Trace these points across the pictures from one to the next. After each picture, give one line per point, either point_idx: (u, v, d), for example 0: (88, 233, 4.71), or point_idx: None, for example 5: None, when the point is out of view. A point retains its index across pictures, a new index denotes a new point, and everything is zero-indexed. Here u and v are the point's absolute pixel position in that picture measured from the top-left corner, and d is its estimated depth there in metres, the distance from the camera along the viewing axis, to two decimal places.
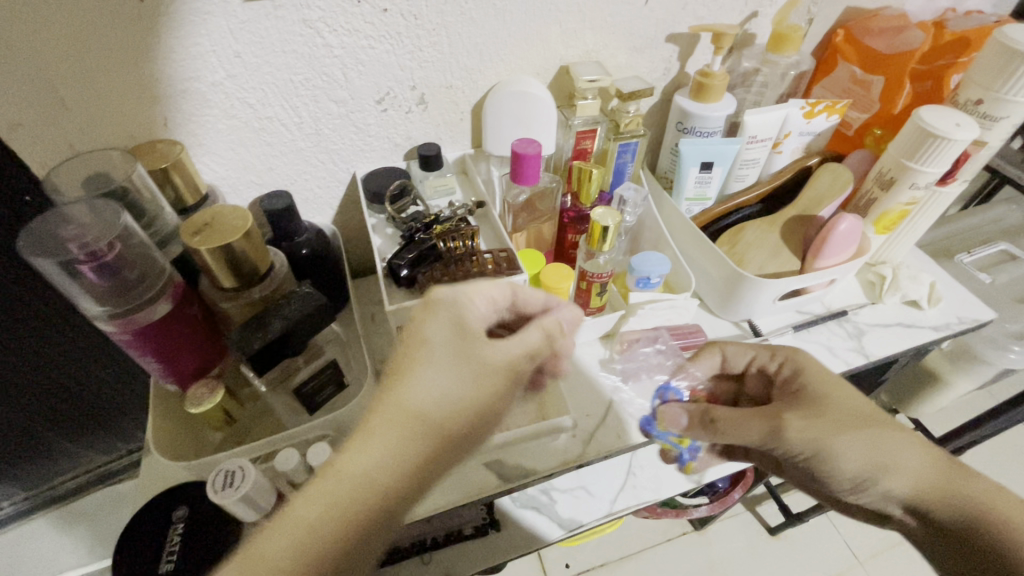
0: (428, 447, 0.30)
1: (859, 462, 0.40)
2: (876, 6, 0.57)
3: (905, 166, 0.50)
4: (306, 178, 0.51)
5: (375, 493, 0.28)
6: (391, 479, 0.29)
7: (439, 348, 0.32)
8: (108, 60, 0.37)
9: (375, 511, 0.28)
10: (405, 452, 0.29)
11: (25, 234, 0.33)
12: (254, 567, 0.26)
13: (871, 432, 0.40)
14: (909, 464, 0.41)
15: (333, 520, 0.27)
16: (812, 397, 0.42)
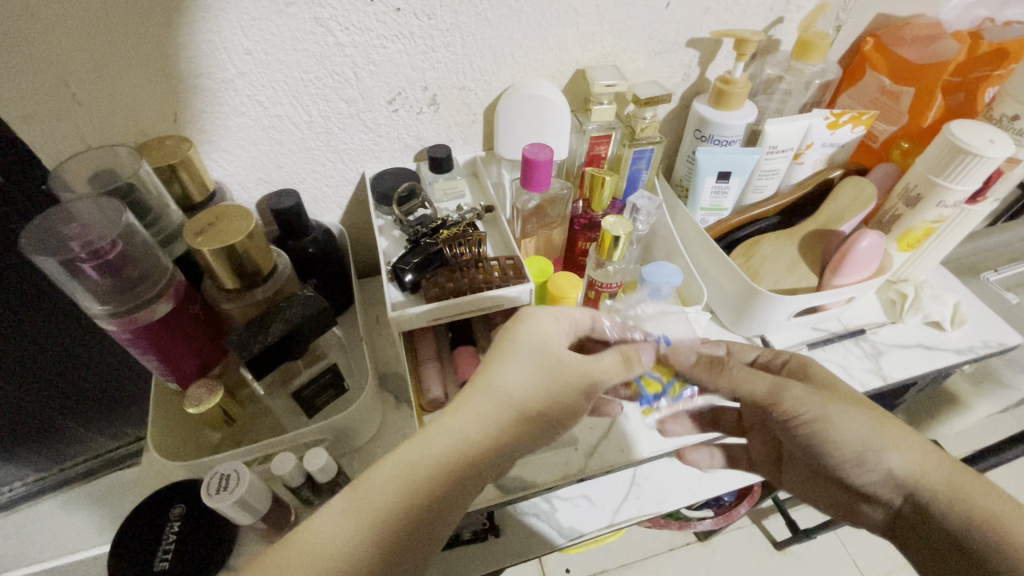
0: (502, 423, 0.33)
1: (862, 431, 0.38)
2: (908, 14, 0.54)
3: (933, 183, 0.48)
4: (314, 176, 0.50)
5: (465, 454, 0.31)
6: (481, 446, 0.32)
7: (524, 344, 0.35)
8: (121, 55, 0.37)
9: (465, 466, 0.31)
10: (486, 422, 0.32)
11: (28, 229, 0.32)
12: (357, 495, 0.29)
13: (874, 410, 0.38)
14: (911, 444, 0.38)
15: (426, 472, 0.30)
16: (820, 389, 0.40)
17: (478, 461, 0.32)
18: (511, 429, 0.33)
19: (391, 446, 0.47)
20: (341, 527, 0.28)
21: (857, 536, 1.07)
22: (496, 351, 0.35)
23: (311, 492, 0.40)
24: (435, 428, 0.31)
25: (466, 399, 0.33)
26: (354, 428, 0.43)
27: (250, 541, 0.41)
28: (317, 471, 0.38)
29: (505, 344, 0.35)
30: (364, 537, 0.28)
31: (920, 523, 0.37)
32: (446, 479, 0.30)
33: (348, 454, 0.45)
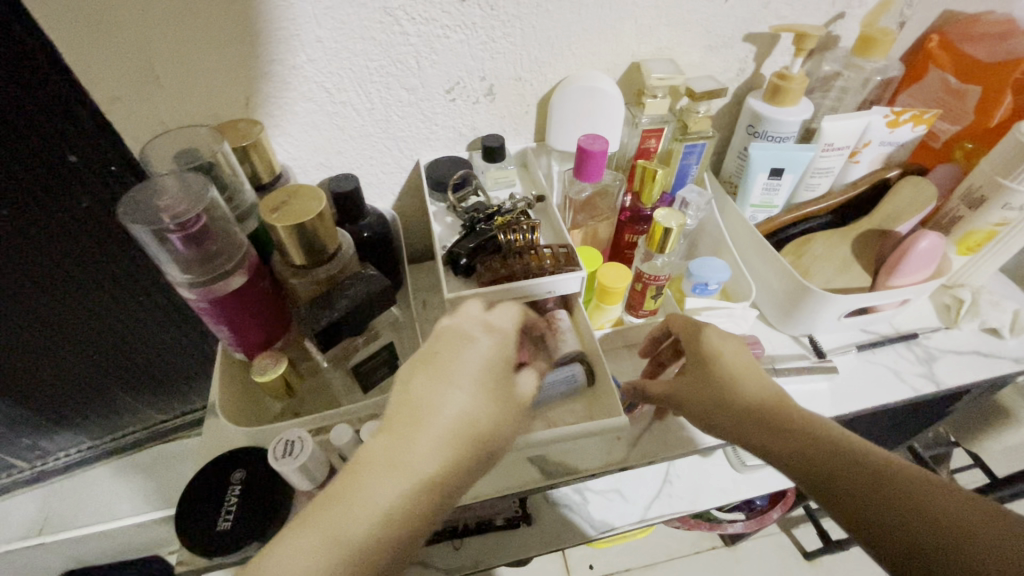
0: (454, 458, 0.30)
1: (701, 402, 0.39)
2: (979, 9, 0.52)
3: (998, 184, 0.47)
4: (371, 163, 0.52)
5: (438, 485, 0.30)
6: (454, 476, 0.31)
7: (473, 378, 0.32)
8: (203, 40, 0.39)
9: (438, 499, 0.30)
10: (443, 456, 0.30)
11: (124, 200, 0.35)
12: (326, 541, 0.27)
13: (717, 377, 0.39)
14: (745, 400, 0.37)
15: (396, 511, 0.29)
16: (718, 390, 0.38)
17: (448, 490, 0.30)
18: (466, 460, 0.31)
19: None
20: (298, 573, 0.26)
21: None
22: (439, 376, 0.32)
23: None
24: (385, 460, 0.29)
25: (411, 429, 0.30)
26: None
27: None
28: None
29: (456, 361, 0.33)
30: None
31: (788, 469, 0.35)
32: (405, 523, 0.28)
33: None
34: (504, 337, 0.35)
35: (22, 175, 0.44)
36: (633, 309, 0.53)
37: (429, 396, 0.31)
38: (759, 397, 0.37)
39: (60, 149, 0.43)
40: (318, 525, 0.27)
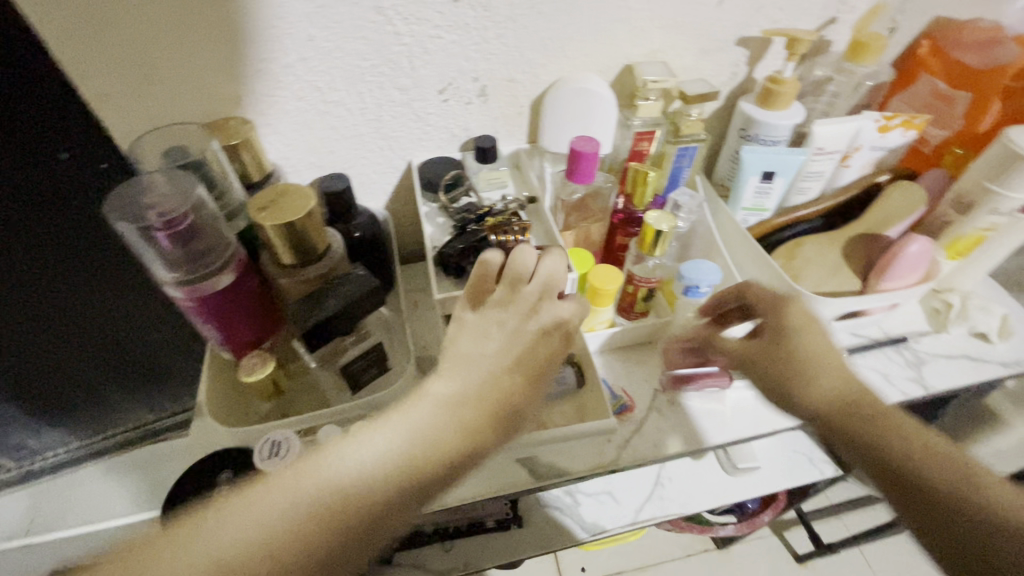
0: (496, 421, 0.32)
1: (779, 369, 0.38)
2: (969, 16, 0.52)
3: (986, 189, 0.47)
4: (364, 162, 0.52)
5: (484, 410, 0.32)
6: (499, 404, 0.33)
7: (518, 356, 0.34)
8: (193, 38, 0.39)
9: (485, 422, 0.32)
10: (490, 414, 0.32)
11: (110, 198, 0.35)
12: (389, 435, 0.30)
13: (803, 351, 0.37)
14: (824, 380, 0.36)
15: (447, 422, 0.31)
16: (801, 360, 0.37)
17: (496, 420, 0.32)
18: (508, 424, 0.33)
19: None
20: (351, 462, 0.28)
21: (883, 555, 1.04)
22: (495, 342, 0.34)
23: None
24: (440, 399, 0.32)
25: (464, 370, 0.33)
26: None
27: None
28: None
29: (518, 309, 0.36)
30: (381, 479, 0.28)
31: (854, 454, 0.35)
32: (446, 463, 0.30)
33: None
34: (554, 321, 0.37)
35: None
36: (624, 311, 0.53)
37: (484, 358, 0.33)
38: (833, 386, 0.36)
39: None
40: (377, 428, 0.30)
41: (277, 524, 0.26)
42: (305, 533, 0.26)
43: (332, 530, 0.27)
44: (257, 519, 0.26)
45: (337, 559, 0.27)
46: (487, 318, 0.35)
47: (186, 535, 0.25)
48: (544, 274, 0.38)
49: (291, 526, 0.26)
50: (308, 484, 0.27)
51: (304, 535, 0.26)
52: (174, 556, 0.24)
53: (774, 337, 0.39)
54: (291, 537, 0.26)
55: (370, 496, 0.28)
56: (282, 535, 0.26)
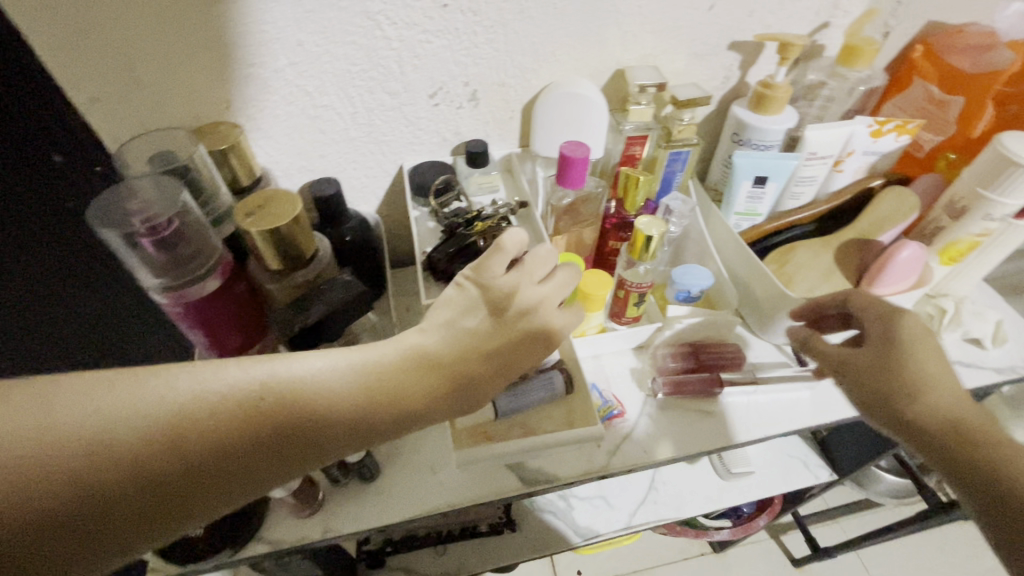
0: (450, 396, 0.32)
1: (877, 378, 0.37)
2: (961, 21, 0.52)
3: (979, 195, 0.47)
4: (354, 166, 0.52)
5: (439, 375, 0.31)
6: (458, 374, 0.32)
7: (495, 347, 0.33)
8: (180, 42, 0.39)
9: (434, 386, 0.31)
10: (449, 384, 0.31)
11: (95, 205, 0.35)
12: (350, 360, 0.30)
13: (914, 363, 0.36)
14: (934, 396, 0.35)
15: (400, 368, 0.31)
16: (909, 375, 0.36)
17: (446, 389, 0.31)
18: (464, 396, 0.32)
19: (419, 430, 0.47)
20: (313, 371, 0.28)
21: (879, 558, 1.04)
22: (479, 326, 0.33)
23: (340, 472, 0.42)
24: (408, 349, 0.32)
25: (447, 331, 0.33)
26: None
27: (279, 516, 0.42)
28: None
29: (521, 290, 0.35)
30: (318, 398, 0.28)
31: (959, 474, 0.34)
32: (389, 411, 0.30)
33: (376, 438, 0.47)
34: (542, 332, 0.35)
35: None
36: (615, 316, 0.53)
37: (465, 338, 0.33)
38: (947, 404, 0.35)
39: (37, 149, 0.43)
40: (346, 353, 0.30)
41: (222, 399, 0.26)
42: (241, 417, 0.26)
43: (265, 429, 0.26)
44: (194, 387, 0.26)
45: (251, 462, 0.26)
46: (480, 311, 0.34)
47: (139, 374, 0.25)
48: (558, 279, 0.38)
49: (236, 406, 0.26)
50: (268, 376, 0.27)
51: (240, 420, 0.26)
52: (122, 388, 0.25)
53: (880, 348, 0.37)
54: (230, 416, 0.26)
55: (300, 409, 0.27)
56: (223, 409, 0.26)
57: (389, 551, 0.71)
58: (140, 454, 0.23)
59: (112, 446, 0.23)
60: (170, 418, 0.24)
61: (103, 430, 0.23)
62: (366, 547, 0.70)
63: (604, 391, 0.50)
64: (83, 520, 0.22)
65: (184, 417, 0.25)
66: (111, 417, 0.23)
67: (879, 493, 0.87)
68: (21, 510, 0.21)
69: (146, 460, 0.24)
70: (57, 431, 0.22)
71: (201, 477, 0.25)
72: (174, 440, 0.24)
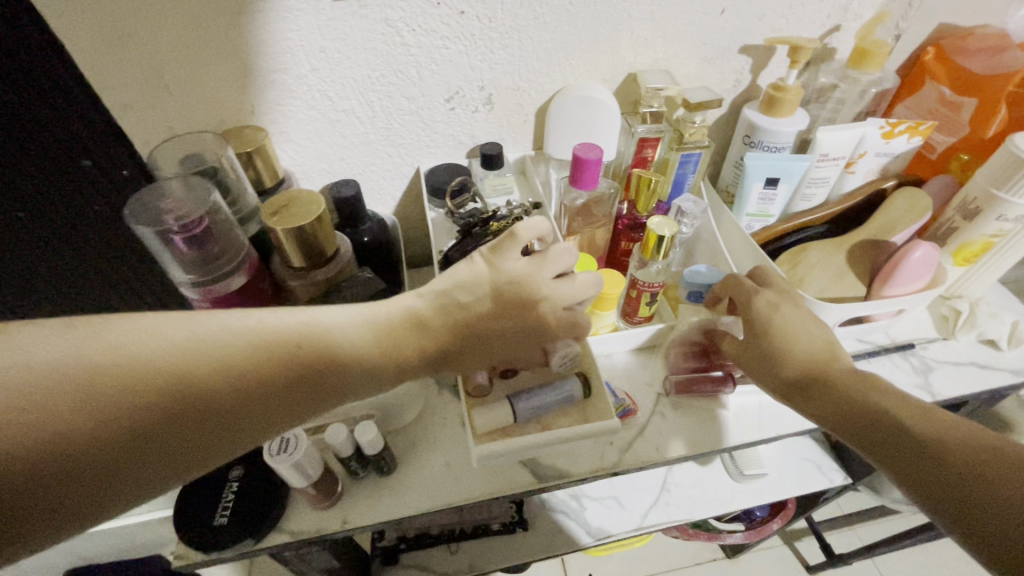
0: (440, 358, 0.35)
1: (765, 359, 0.40)
2: (973, 24, 0.53)
3: (992, 196, 0.47)
4: (373, 169, 0.53)
5: (435, 335, 0.34)
6: (452, 336, 0.35)
7: (487, 325, 0.36)
8: (209, 50, 0.41)
9: (429, 344, 0.34)
10: (443, 344, 0.35)
11: (131, 203, 0.37)
12: (356, 315, 0.33)
13: (776, 334, 0.40)
14: (795, 357, 0.39)
15: (402, 325, 0.34)
16: (772, 347, 0.40)
17: (440, 347, 0.35)
18: (456, 360, 0.36)
19: (434, 426, 0.49)
20: (331, 324, 0.31)
21: (896, 568, 1.02)
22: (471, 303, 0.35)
23: (358, 465, 0.43)
24: (409, 308, 0.34)
25: (449, 304, 0.35)
26: (398, 408, 0.46)
27: (298, 507, 0.43)
28: (365, 443, 0.41)
29: (535, 283, 0.37)
30: (330, 346, 0.31)
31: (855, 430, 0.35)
32: (392, 362, 0.33)
33: (392, 433, 0.48)
34: (541, 322, 0.37)
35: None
36: (627, 315, 0.54)
37: (454, 310, 0.35)
38: (810, 356, 0.38)
39: None
40: (358, 310, 0.33)
41: (253, 344, 0.29)
42: (268, 360, 0.29)
43: (288, 373, 0.29)
44: (227, 326, 0.28)
45: (274, 401, 0.29)
46: (480, 288, 0.35)
47: (185, 316, 0.28)
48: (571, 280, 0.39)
49: (262, 349, 0.29)
50: (292, 326, 0.30)
51: (268, 362, 0.29)
52: (168, 324, 0.27)
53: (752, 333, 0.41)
54: (260, 358, 0.29)
55: (314, 354, 0.30)
56: (252, 352, 0.28)
57: (403, 549, 0.71)
58: (182, 385, 0.26)
59: (155, 373, 0.26)
60: (209, 354, 0.27)
61: (148, 359, 0.26)
62: (382, 544, 0.71)
63: (617, 389, 0.51)
64: (130, 440, 0.25)
65: (219, 352, 0.28)
66: (153, 350, 0.26)
67: (896, 500, 0.85)
68: (80, 421, 0.24)
69: (186, 389, 0.27)
70: (109, 363, 0.25)
71: (228, 410, 0.28)
72: (207, 376, 0.27)
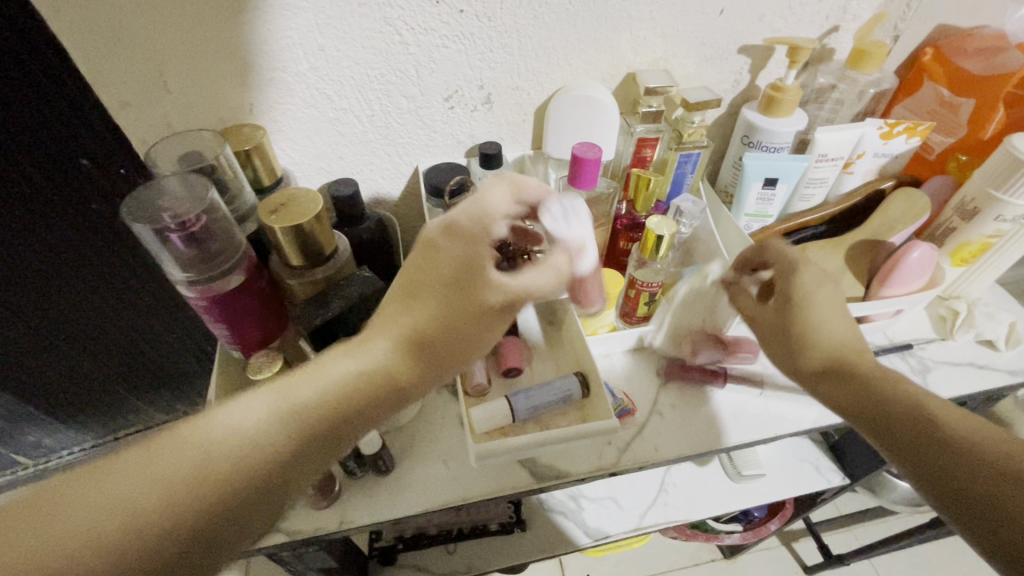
0: (426, 366, 0.35)
1: (797, 327, 0.41)
2: (971, 25, 0.53)
3: (990, 196, 0.47)
4: (371, 168, 0.53)
5: (391, 359, 0.34)
6: (409, 348, 0.35)
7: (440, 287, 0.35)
8: (207, 48, 0.40)
9: (390, 367, 0.34)
10: (411, 356, 0.34)
11: (128, 201, 0.37)
12: (282, 388, 0.32)
13: (811, 306, 0.41)
14: (828, 332, 0.40)
15: (349, 373, 0.33)
16: (799, 322, 0.41)
17: (406, 364, 0.34)
18: (422, 379, 0.35)
19: (433, 426, 0.48)
20: (245, 429, 0.30)
21: (895, 569, 1.02)
22: (419, 280, 0.36)
23: (356, 464, 0.43)
24: (352, 347, 0.34)
25: (394, 324, 0.35)
26: None
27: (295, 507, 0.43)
28: (363, 443, 0.41)
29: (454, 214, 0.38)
30: (279, 426, 0.30)
31: (866, 409, 0.37)
32: (362, 397, 0.33)
33: (390, 433, 0.48)
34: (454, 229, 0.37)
35: (22, 166, 0.46)
36: (625, 316, 0.54)
37: (399, 312, 0.35)
38: (841, 336, 0.40)
39: (73, 152, 0.46)
40: (286, 388, 0.32)
41: (167, 490, 0.27)
42: (197, 499, 0.27)
43: (236, 489, 0.28)
44: (156, 466, 0.28)
45: (263, 488, 0.29)
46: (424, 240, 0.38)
47: (102, 472, 0.27)
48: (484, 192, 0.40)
49: (208, 461, 0.28)
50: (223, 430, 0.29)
51: (221, 466, 0.28)
52: (86, 494, 0.26)
53: (783, 306, 0.43)
54: (200, 477, 0.28)
55: (268, 441, 0.30)
56: (198, 470, 0.28)
57: (400, 549, 0.70)
58: (144, 530, 0.26)
59: (108, 540, 0.25)
60: (150, 492, 0.27)
61: (88, 533, 0.25)
62: (379, 544, 0.70)
63: (617, 390, 0.50)
64: None
65: (160, 491, 0.27)
66: (84, 523, 0.25)
67: (893, 501, 0.85)
68: None
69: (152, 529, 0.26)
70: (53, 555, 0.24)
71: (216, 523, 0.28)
72: (164, 513, 0.26)
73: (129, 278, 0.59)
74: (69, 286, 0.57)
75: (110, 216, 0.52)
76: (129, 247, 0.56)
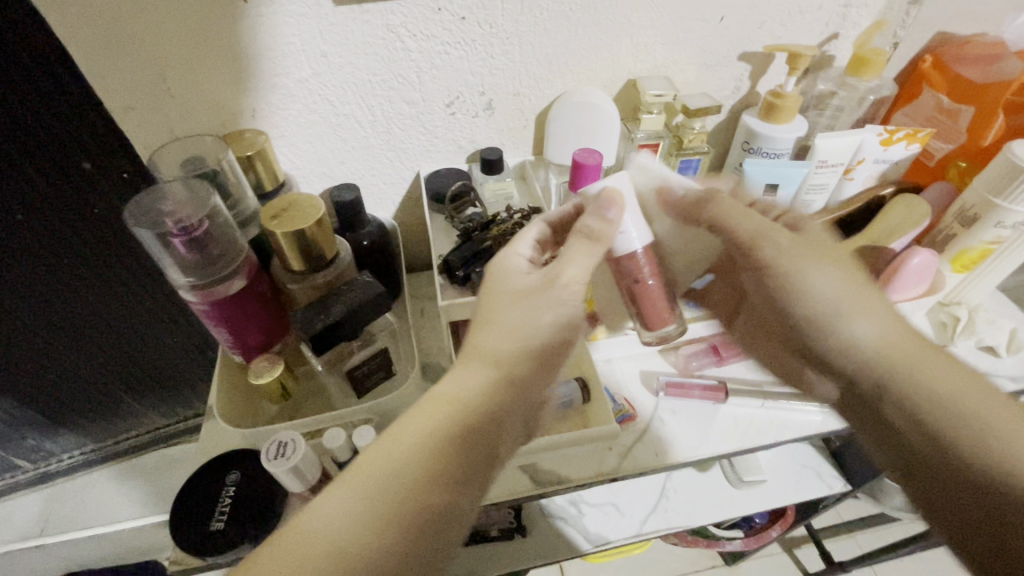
0: (506, 405, 0.35)
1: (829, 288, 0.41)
2: (970, 32, 0.53)
3: (991, 203, 0.47)
4: (373, 173, 0.54)
5: (466, 407, 0.33)
6: (483, 389, 0.34)
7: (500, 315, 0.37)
8: (210, 54, 0.41)
9: (467, 413, 0.33)
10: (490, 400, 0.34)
11: (132, 204, 0.37)
12: (360, 471, 0.31)
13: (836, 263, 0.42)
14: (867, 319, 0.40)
15: (426, 433, 0.32)
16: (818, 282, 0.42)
17: (481, 408, 0.34)
18: (500, 393, 0.35)
19: None
20: (341, 524, 0.29)
21: None
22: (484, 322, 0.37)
23: None
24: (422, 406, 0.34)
25: (472, 364, 0.35)
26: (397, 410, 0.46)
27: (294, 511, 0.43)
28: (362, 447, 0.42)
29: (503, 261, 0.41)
30: (371, 510, 0.29)
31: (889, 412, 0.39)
32: (446, 451, 0.32)
33: None
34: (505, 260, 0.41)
35: (26, 171, 0.47)
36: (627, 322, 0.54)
37: (473, 354, 0.36)
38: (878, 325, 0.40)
39: (76, 156, 0.46)
40: (360, 475, 0.30)
41: None
42: None
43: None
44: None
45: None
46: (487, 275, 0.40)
47: None
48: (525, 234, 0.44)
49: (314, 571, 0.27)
50: (314, 535, 0.28)
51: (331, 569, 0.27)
52: None
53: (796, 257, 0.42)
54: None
55: (365, 531, 0.29)
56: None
57: None
58: None
59: None
60: None
61: None
62: None
63: (617, 396, 0.50)
64: None
65: None
66: None
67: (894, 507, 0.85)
68: None
69: None
70: None
71: None
72: None
73: (130, 282, 0.59)
74: (70, 290, 0.58)
75: (113, 221, 0.53)
76: (131, 252, 0.56)
